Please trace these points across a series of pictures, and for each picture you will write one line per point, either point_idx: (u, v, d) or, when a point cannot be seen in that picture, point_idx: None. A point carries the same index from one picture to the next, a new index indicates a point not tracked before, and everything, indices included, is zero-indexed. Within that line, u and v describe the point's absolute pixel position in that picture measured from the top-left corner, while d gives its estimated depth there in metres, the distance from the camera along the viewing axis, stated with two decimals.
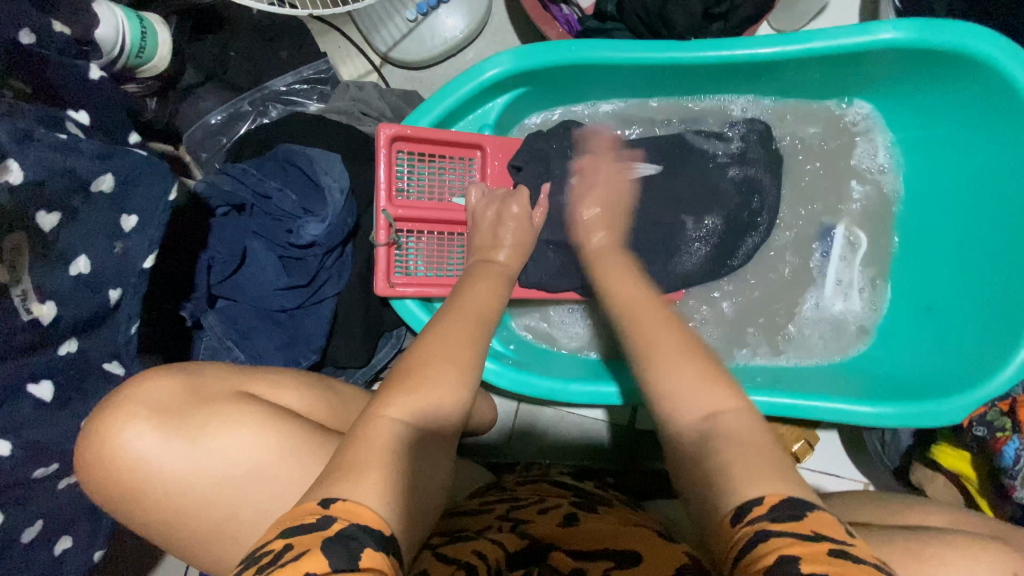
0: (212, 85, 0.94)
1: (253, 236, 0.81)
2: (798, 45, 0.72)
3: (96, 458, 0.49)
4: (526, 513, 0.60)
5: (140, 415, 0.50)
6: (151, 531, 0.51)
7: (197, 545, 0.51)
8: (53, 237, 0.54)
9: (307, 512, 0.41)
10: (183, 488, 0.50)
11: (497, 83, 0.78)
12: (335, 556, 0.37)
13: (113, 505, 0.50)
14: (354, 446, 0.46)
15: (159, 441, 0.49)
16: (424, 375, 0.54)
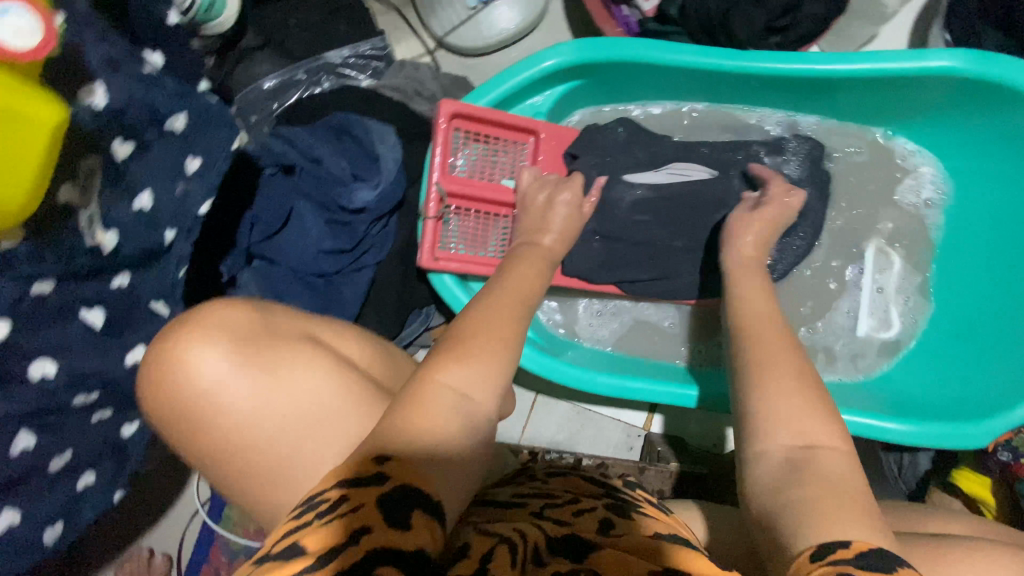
0: (269, 51, 0.96)
1: (300, 197, 0.82)
2: (857, 65, 0.74)
3: (165, 378, 0.50)
4: (562, 508, 0.60)
5: (213, 342, 0.51)
6: (198, 461, 0.53)
7: (246, 483, 0.52)
8: (125, 166, 0.54)
9: (364, 469, 0.43)
10: (246, 418, 0.51)
11: (555, 72, 0.80)
12: (388, 514, 0.40)
13: (169, 427, 0.52)
14: (413, 404, 0.48)
15: (226, 375, 0.50)
16: (471, 344, 0.53)
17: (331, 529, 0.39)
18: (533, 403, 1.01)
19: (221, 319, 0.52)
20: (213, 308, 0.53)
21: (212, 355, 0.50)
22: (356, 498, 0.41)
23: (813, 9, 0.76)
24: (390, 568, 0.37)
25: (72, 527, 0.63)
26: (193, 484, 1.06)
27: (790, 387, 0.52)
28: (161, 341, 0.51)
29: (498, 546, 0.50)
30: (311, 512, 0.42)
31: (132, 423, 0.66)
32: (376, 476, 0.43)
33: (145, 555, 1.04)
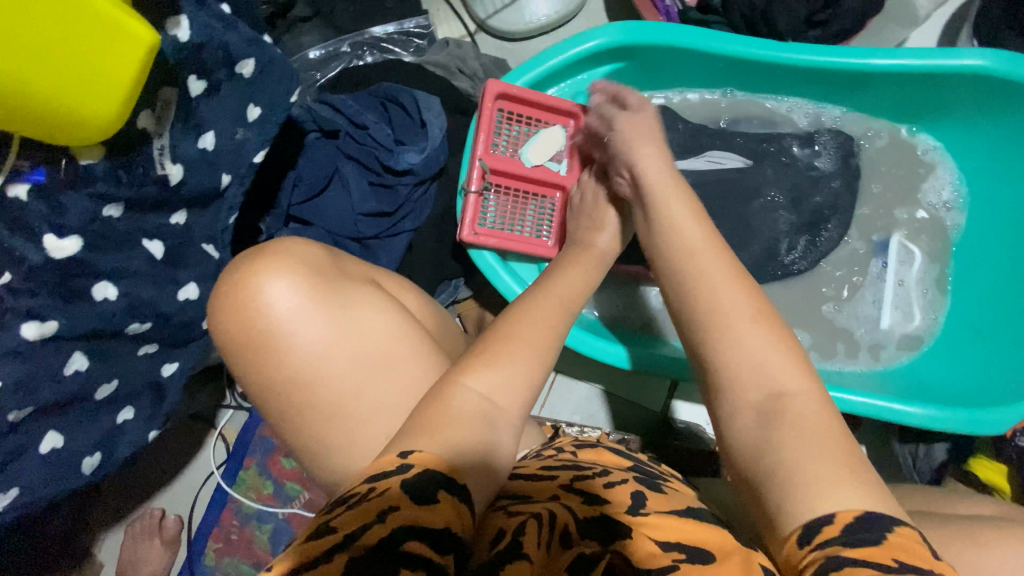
0: (316, 22, 0.98)
1: (344, 160, 0.84)
2: (893, 60, 0.76)
3: (246, 303, 0.56)
4: (594, 484, 0.58)
5: (293, 275, 0.57)
6: (257, 387, 0.58)
7: (308, 412, 0.58)
8: (195, 105, 0.56)
9: (389, 462, 0.45)
10: (317, 348, 0.57)
11: (599, 53, 0.82)
12: (414, 492, 0.42)
13: (241, 349, 0.58)
14: (437, 404, 0.51)
15: (314, 313, 0.57)
16: (500, 353, 0.55)
17: (359, 512, 0.40)
18: (553, 382, 1.02)
19: (315, 266, 0.59)
20: (299, 251, 0.60)
21: (302, 297, 0.57)
22: (383, 485, 0.42)
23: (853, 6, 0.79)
24: (419, 544, 0.39)
25: (108, 461, 0.64)
26: (209, 447, 1.06)
27: (750, 333, 0.47)
28: (256, 270, 0.56)
29: (529, 520, 0.49)
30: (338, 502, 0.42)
31: (172, 363, 0.67)
32: (399, 467, 0.44)
33: (157, 514, 1.04)
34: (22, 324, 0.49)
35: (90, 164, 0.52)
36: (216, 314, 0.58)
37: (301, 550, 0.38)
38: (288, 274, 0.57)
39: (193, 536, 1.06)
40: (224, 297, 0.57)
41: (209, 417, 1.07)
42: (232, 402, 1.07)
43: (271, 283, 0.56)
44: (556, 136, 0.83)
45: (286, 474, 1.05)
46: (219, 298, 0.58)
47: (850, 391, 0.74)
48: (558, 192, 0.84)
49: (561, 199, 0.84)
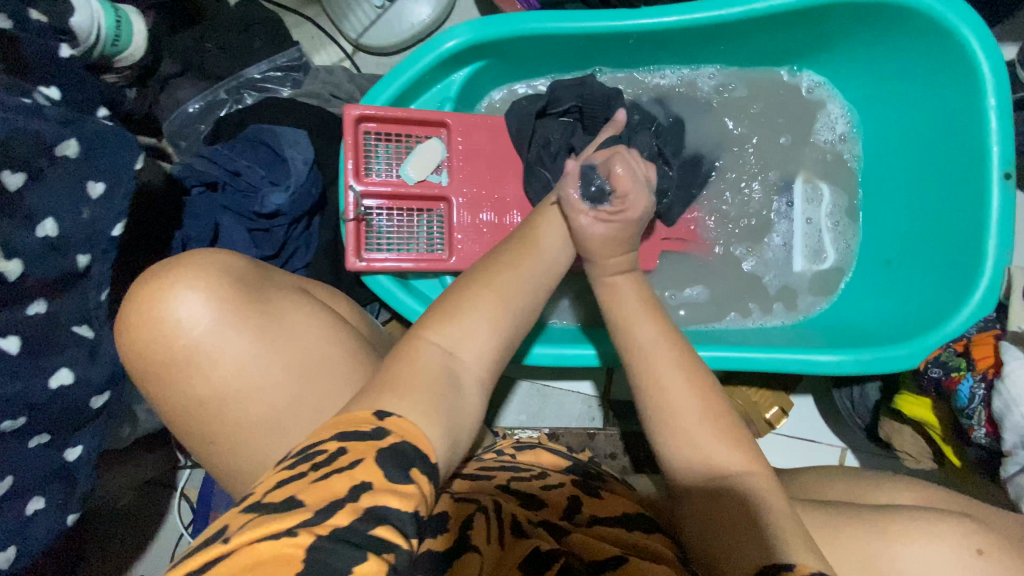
0: (188, 75, 0.98)
1: (223, 211, 0.83)
2: (743, 7, 0.74)
3: (160, 323, 0.56)
4: (533, 488, 0.56)
5: (210, 288, 0.57)
6: (177, 408, 0.59)
7: (239, 425, 0.58)
8: (19, 196, 0.57)
9: (362, 422, 0.42)
10: (243, 357, 0.58)
11: (456, 55, 0.81)
12: (388, 466, 0.39)
13: (155, 372, 0.57)
14: (404, 360, 0.50)
15: (234, 329, 0.58)
16: (413, 382, 0.48)
17: (331, 483, 0.38)
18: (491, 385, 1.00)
19: (235, 283, 0.59)
20: (219, 262, 0.61)
21: (220, 310, 0.57)
22: (354, 453, 0.40)
23: None
24: (386, 528, 0.37)
25: (25, 552, 0.65)
26: (174, 509, 1.07)
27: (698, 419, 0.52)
28: (167, 286, 0.57)
29: (476, 512, 0.49)
30: (304, 462, 0.40)
31: (76, 447, 0.67)
32: (375, 431, 0.42)
33: None
34: None
35: None
36: (128, 340, 0.57)
37: (269, 521, 0.36)
38: (206, 293, 0.57)
39: None
40: (132, 321, 0.56)
41: (168, 479, 1.08)
42: (188, 461, 1.08)
43: (187, 305, 0.56)
44: (436, 146, 0.81)
45: None
46: (127, 322, 0.57)
47: (758, 348, 0.73)
48: (443, 203, 0.83)
49: (448, 209, 0.83)
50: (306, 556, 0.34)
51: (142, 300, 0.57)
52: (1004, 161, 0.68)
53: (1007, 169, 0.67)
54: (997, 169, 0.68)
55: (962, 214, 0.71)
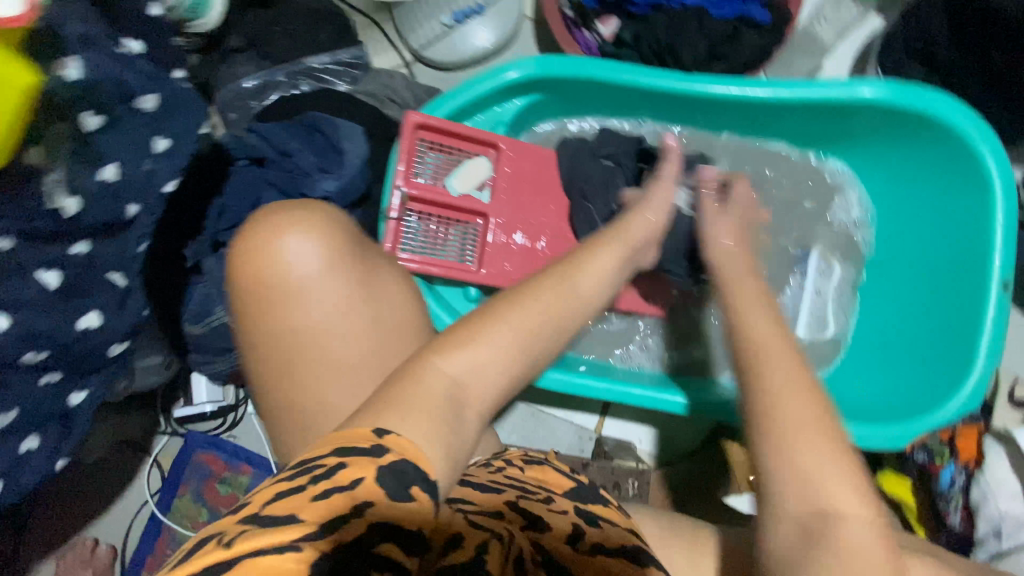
0: (251, 52, 1.01)
1: (269, 188, 0.86)
2: (787, 90, 0.80)
3: (277, 252, 0.57)
4: (536, 508, 0.54)
5: (332, 235, 0.59)
6: (249, 336, 0.59)
7: (309, 372, 0.57)
8: (92, 139, 0.57)
9: (363, 437, 0.43)
10: (344, 306, 0.58)
11: (517, 84, 0.86)
12: (388, 485, 0.40)
13: (241, 296, 0.58)
14: (410, 382, 0.49)
15: (341, 279, 0.58)
16: (415, 407, 0.47)
17: (331, 502, 0.39)
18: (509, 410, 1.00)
19: (348, 238, 0.60)
20: (337, 214, 0.63)
21: (331, 256, 0.58)
22: (354, 471, 0.40)
23: (754, 42, 0.83)
24: (392, 545, 0.39)
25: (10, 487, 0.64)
26: (144, 475, 1.07)
27: (810, 446, 0.48)
28: (292, 223, 0.58)
29: (491, 540, 0.46)
30: (306, 474, 0.41)
31: (81, 392, 0.68)
32: (375, 449, 0.42)
33: (89, 543, 1.07)
34: None
35: None
36: (237, 260, 0.58)
37: (276, 532, 0.38)
38: (323, 241, 0.58)
39: (127, 564, 1.08)
40: (252, 245, 0.57)
41: (144, 444, 1.08)
42: (168, 428, 1.07)
43: (299, 244, 0.57)
44: (483, 163, 0.84)
45: (220, 500, 1.05)
46: (236, 244, 0.59)
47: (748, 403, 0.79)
48: (480, 219, 0.86)
49: (483, 225, 0.86)
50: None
51: (265, 229, 0.58)
52: (1004, 272, 0.74)
53: (1006, 280, 0.73)
54: (997, 279, 0.74)
55: (962, 313, 0.77)
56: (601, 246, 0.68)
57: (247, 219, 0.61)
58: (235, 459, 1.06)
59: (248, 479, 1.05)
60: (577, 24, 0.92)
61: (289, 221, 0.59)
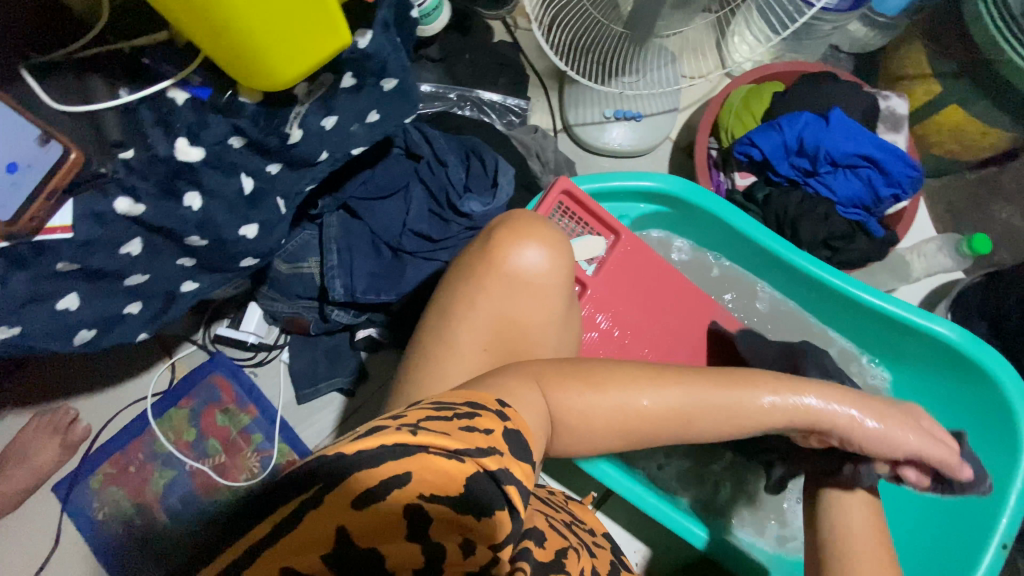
0: (439, 65, 1.12)
1: (416, 182, 0.97)
2: (881, 302, 0.92)
3: (519, 242, 0.64)
4: (586, 538, 0.58)
5: (564, 257, 0.66)
6: (453, 293, 0.63)
7: (472, 343, 0.61)
8: (338, 92, 0.65)
9: (488, 402, 0.48)
10: (543, 318, 0.64)
11: (651, 192, 0.99)
12: (512, 442, 0.44)
13: (475, 262, 0.64)
14: (518, 380, 0.55)
15: (555, 302, 0.65)
16: (519, 394, 0.53)
17: (474, 437, 0.41)
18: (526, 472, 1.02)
19: (570, 263, 0.67)
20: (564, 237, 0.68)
21: (553, 270, 0.64)
22: (486, 421, 0.45)
23: (862, 247, 0.95)
24: (512, 489, 0.40)
25: (96, 338, 0.66)
26: (157, 373, 1.08)
27: None
28: (543, 231, 0.66)
29: (569, 549, 0.49)
30: (448, 411, 0.45)
31: (193, 282, 0.72)
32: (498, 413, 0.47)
33: (69, 416, 1.05)
34: (119, 197, 0.55)
35: (245, 102, 0.57)
36: (490, 231, 0.66)
37: (438, 436, 0.39)
38: (555, 258, 0.65)
39: (95, 449, 1.06)
40: (509, 228, 0.65)
41: (171, 345, 1.09)
42: (200, 340, 1.09)
43: (545, 259, 0.64)
44: (601, 244, 0.94)
45: (214, 429, 1.07)
46: (495, 228, 0.66)
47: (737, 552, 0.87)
48: (578, 285, 0.95)
49: (579, 293, 0.95)
50: (464, 483, 0.38)
51: (520, 227, 0.65)
52: (1006, 535, 0.82)
53: (1007, 542, 0.81)
54: (998, 535, 0.82)
55: (963, 551, 0.86)
56: (766, 391, 0.64)
57: (508, 214, 0.68)
58: (247, 396, 1.08)
59: (249, 421, 1.07)
60: (717, 165, 1.07)
61: (538, 227, 0.66)
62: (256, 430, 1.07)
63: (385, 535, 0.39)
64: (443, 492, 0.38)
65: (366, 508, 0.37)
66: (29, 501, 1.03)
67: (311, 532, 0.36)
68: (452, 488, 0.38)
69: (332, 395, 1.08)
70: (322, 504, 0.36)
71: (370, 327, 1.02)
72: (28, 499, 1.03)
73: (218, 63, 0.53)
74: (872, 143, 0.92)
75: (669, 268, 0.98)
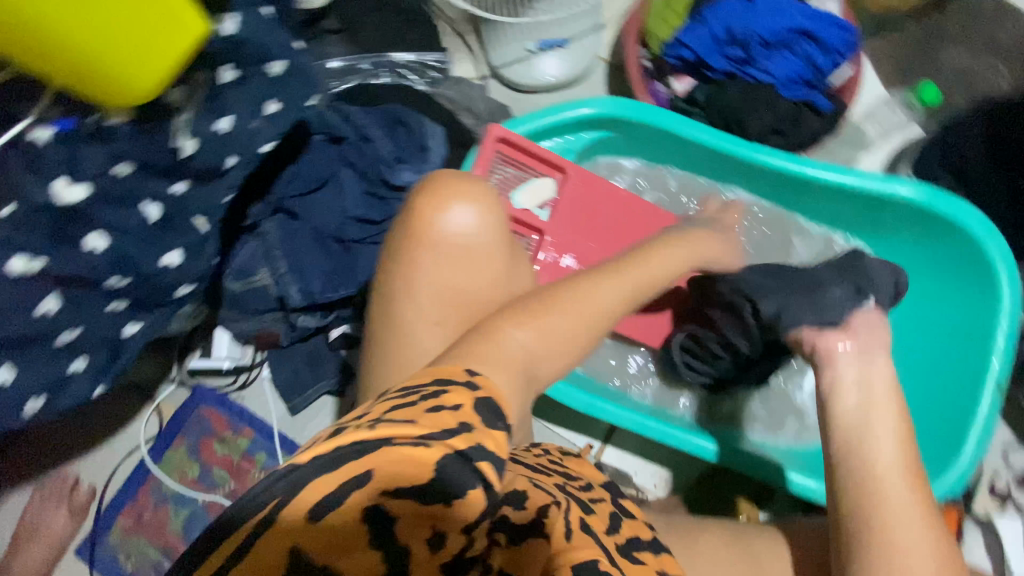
0: (342, 36, 1.04)
1: (347, 166, 0.92)
2: (839, 175, 0.89)
3: (440, 208, 0.60)
4: (581, 496, 0.57)
5: (494, 211, 0.63)
6: (388, 274, 0.60)
7: (419, 320, 0.59)
8: (221, 90, 0.59)
9: (456, 374, 0.46)
10: (487, 277, 0.61)
11: (590, 119, 0.94)
12: (483, 414, 0.42)
13: (403, 237, 0.60)
14: (490, 344, 0.52)
15: (496, 257, 0.62)
16: (488, 357, 0.51)
17: (441, 416, 0.40)
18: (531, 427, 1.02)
19: (502, 214, 0.64)
20: (491, 189, 0.64)
21: (484, 226, 0.61)
22: (456, 397, 0.43)
23: (812, 125, 0.91)
24: (487, 463, 0.39)
25: (52, 403, 0.64)
26: (143, 420, 1.06)
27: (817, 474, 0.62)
28: (465, 188, 0.62)
29: (553, 507, 0.48)
30: (414, 394, 0.43)
31: (136, 324, 0.69)
32: (469, 383, 0.46)
33: (70, 481, 1.05)
34: (11, 258, 0.52)
35: (115, 123, 0.54)
36: (409, 201, 0.62)
37: (399, 426, 0.38)
38: (485, 213, 0.61)
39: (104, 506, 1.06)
40: (428, 194, 0.61)
41: (149, 389, 1.07)
42: (177, 377, 1.06)
43: (475, 214, 0.61)
44: (549, 185, 0.92)
45: (215, 459, 1.06)
46: (415, 196, 0.62)
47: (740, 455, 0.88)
48: (536, 234, 0.93)
49: (537, 241, 0.93)
50: (436, 468, 0.37)
51: (440, 191, 0.61)
52: (1000, 376, 0.83)
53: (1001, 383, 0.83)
54: (993, 379, 0.83)
55: (960, 401, 0.87)
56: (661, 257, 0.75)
57: (426, 177, 0.64)
58: (239, 420, 1.06)
59: (248, 443, 1.06)
60: (653, 75, 0.99)
61: (458, 184, 0.62)
62: (257, 450, 1.06)
63: (350, 542, 0.37)
64: (411, 483, 0.37)
65: (324, 521, 0.36)
66: (57, 568, 1.04)
67: (264, 559, 0.35)
68: (421, 475, 0.37)
69: (325, 398, 1.07)
70: (270, 529, 0.35)
71: (341, 324, 0.99)
72: (56, 567, 1.04)
73: (84, 92, 0.50)
74: (799, 14, 0.88)
75: (623, 193, 0.95)
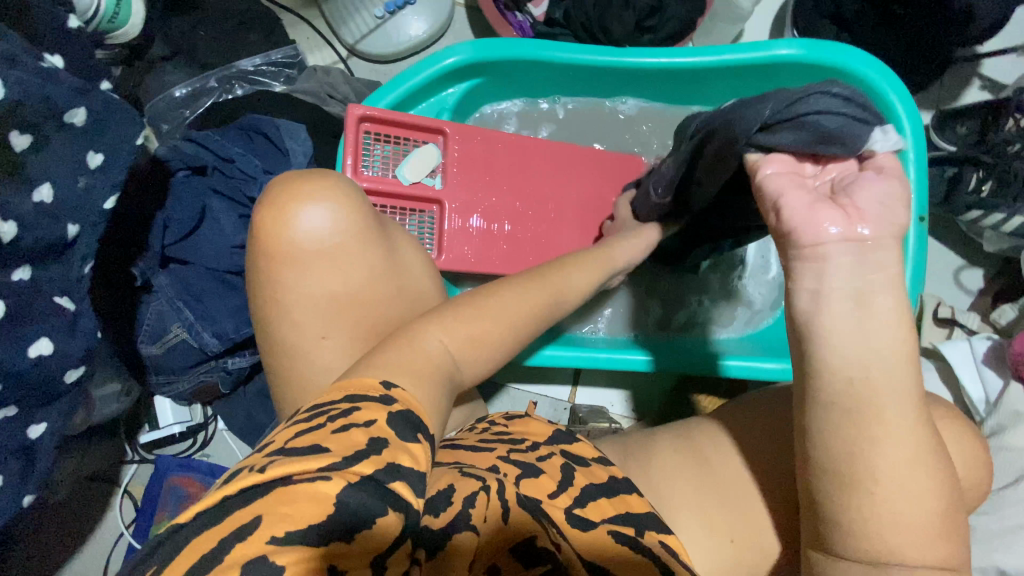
0: (178, 60, 0.97)
1: (212, 194, 0.87)
2: (715, 57, 0.85)
3: (292, 212, 0.57)
4: (527, 458, 0.55)
5: (359, 206, 0.60)
6: (260, 286, 0.59)
7: (305, 325, 0.59)
8: (22, 158, 0.54)
9: (371, 389, 0.44)
10: (362, 269, 0.60)
11: (454, 70, 0.88)
12: (399, 428, 0.42)
13: (260, 249, 0.58)
14: (406, 346, 0.51)
15: (364, 248, 0.60)
16: (411, 365, 0.49)
17: (350, 435, 0.39)
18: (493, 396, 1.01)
19: (364, 205, 0.61)
20: (348, 182, 0.61)
21: (344, 220, 0.59)
22: (368, 412, 0.42)
23: (678, 10, 0.87)
24: (401, 483, 0.39)
25: None
26: (117, 507, 1.03)
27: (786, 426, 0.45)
28: (315, 185, 0.59)
29: (480, 491, 0.47)
30: (322, 414, 0.42)
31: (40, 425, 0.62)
32: (386, 398, 0.44)
33: None
34: None
35: None
36: (260, 210, 0.59)
37: (291, 463, 0.37)
38: (342, 207, 0.59)
39: None
40: (276, 200, 0.58)
41: (112, 475, 1.04)
42: (135, 456, 1.04)
43: (325, 212, 0.58)
44: (431, 151, 0.87)
45: None
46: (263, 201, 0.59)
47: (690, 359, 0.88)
48: (435, 206, 0.89)
49: (438, 211, 0.89)
50: (336, 500, 0.36)
51: (287, 194, 0.58)
52: (920, 208, 0.83)
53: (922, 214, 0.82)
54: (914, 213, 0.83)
55: None
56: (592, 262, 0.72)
57: (269, 185, 0.61)
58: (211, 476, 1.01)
59: None
60: (508, 6, 0.93)
61: (306, 183, 0.59)
62: None
63: None
64: (306, 522, 0.36)
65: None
66: None
67: None
68: (316, 515, 0.36)
69: None
70: None
71: None
72: None
73: None
74: None
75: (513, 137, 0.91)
